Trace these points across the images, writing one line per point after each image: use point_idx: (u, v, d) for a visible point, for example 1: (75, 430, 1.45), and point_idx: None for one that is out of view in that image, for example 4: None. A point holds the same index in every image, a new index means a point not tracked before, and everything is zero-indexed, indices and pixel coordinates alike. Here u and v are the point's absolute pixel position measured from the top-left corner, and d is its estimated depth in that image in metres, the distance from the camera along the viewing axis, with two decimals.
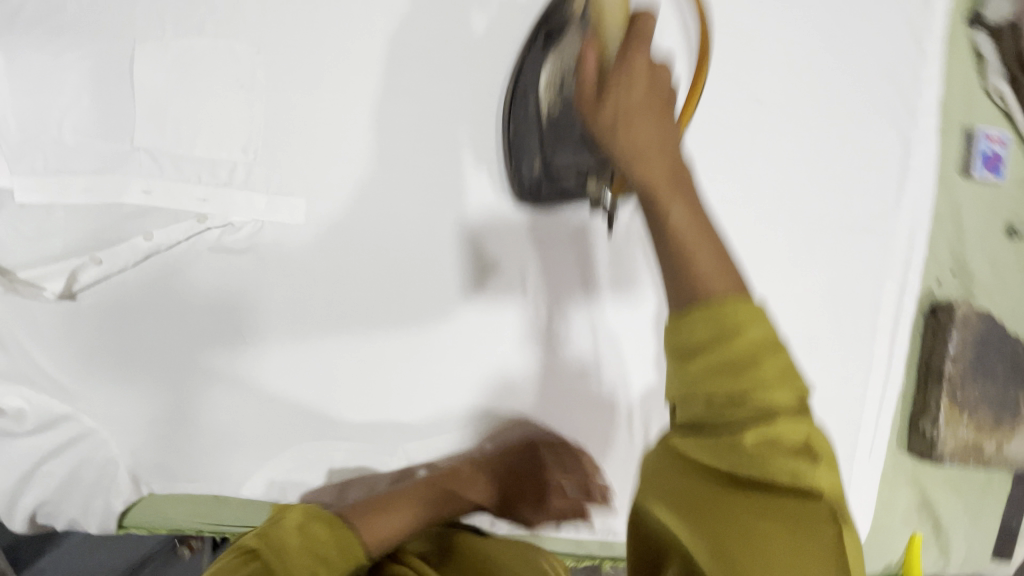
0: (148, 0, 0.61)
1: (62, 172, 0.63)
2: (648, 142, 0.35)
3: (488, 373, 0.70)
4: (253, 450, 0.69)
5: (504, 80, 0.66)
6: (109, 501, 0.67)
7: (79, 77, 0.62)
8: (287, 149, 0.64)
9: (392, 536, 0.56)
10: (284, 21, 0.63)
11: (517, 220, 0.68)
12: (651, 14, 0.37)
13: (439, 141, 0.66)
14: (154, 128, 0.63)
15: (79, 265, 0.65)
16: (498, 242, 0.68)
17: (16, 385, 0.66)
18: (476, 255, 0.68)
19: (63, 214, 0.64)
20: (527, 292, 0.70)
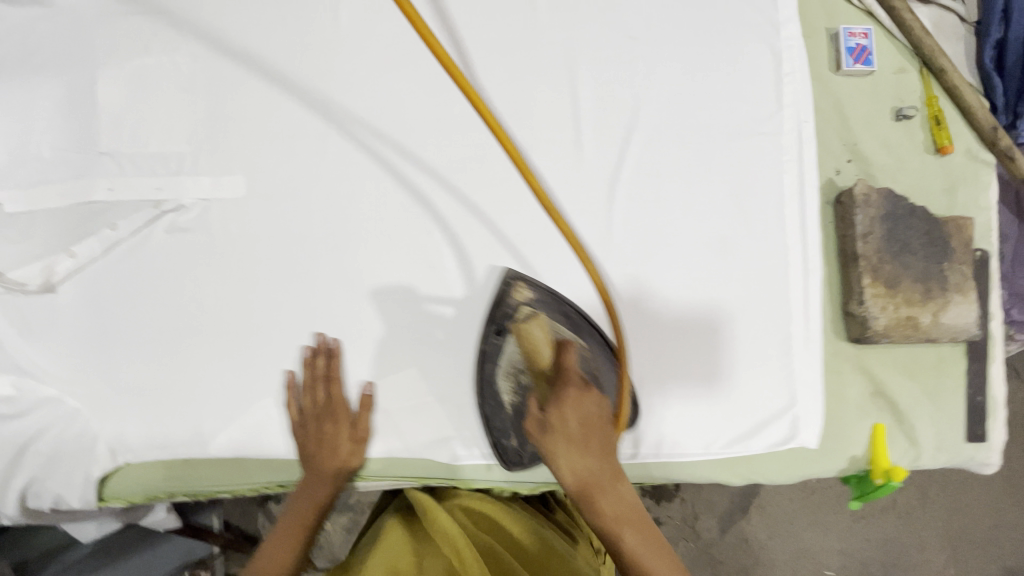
0: (104, 33, 0.74)
1: (42, 182, 0.74)
2: (610, 502, 0.56)
3: (425, 314, 0.74)
4: (215, 411, 0.73)
5: (406, 54, 0.76)
6: (88, 473, 0.73)
7: (52, 102, 0.74)
8: (226, 136, 0.74)
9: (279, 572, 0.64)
10: (216, 34, 0.75)
11: (434, 170, 0.75)
12: (571, 363, 0.60)
13: (356, 111, 0.75)
14: (114, 135, 0.74)
15: (56, 259, 0.74)
16: (420, 190, 0.75)
17: (5, 374, 0.74)
18: (402, 204, 0.75)
19: (44, 218, 0.75)
20: (453, 232, 0.75)
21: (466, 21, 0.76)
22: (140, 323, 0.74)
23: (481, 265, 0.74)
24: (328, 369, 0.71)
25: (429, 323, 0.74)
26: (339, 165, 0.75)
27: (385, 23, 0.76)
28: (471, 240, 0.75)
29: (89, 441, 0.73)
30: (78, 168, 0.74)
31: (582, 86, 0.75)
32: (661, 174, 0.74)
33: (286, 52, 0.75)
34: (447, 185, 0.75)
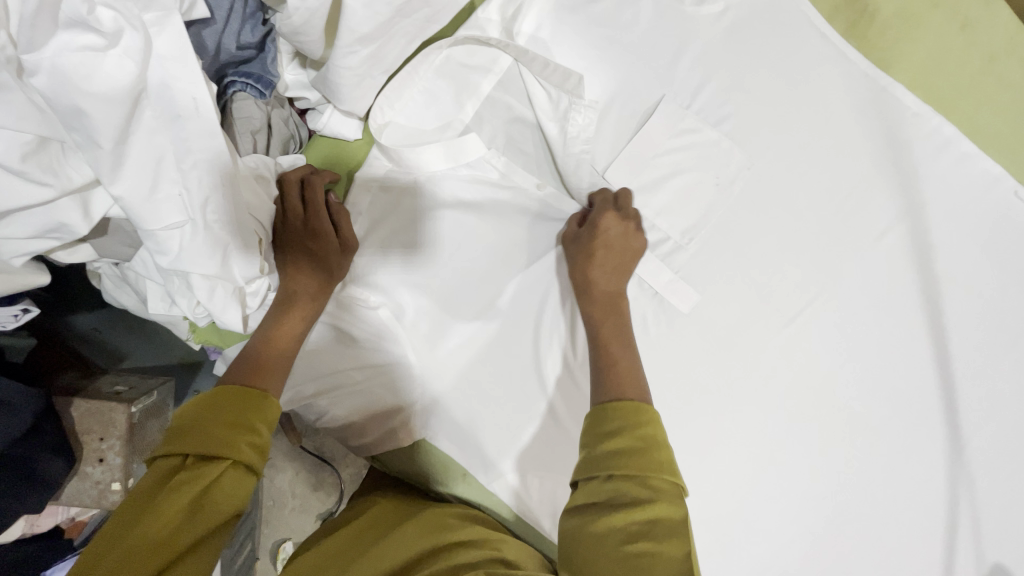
0: (696, 72, 0.67)
1: (540, 146, 0.69)
2: None
3: (739, 518, 0.72)
4: (521, 450, 0.71)
5: (904, 308, 0.71)
6: (393, 430, 0.70)
7: (599, 91, 0.68)
8: (714, 251, 0.70)
9: (594, 283, 0.66)
10: (783, 159, 0.69)
11: (839, 418, 0.72)
12: None
13: (825, 317, 0.71)
14: (628, 169, 0.68)
15: (483, 214, 0.69)
16: (815, 425, 0.72)
17: (371, 289, 0.68)
18: (791, 424, 0.72)
19: (521, 179, 0.69)
20: (809, 478, 0.72)
21: (976, 329, 0.71)
22: (544, 334, 0.72)
23: (805, 522, 0.72)
24: (889, 535, 0.72)
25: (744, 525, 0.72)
26: (823, 382, 0.72)
27: (904, 265, 0.70)
28: (817, 496, 0.72)
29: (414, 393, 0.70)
30: (637, 181, 0.69)
31: (1007, 456, 0.72)
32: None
33: (896, 249, 0.70)
34: (836, 439, 0.72)
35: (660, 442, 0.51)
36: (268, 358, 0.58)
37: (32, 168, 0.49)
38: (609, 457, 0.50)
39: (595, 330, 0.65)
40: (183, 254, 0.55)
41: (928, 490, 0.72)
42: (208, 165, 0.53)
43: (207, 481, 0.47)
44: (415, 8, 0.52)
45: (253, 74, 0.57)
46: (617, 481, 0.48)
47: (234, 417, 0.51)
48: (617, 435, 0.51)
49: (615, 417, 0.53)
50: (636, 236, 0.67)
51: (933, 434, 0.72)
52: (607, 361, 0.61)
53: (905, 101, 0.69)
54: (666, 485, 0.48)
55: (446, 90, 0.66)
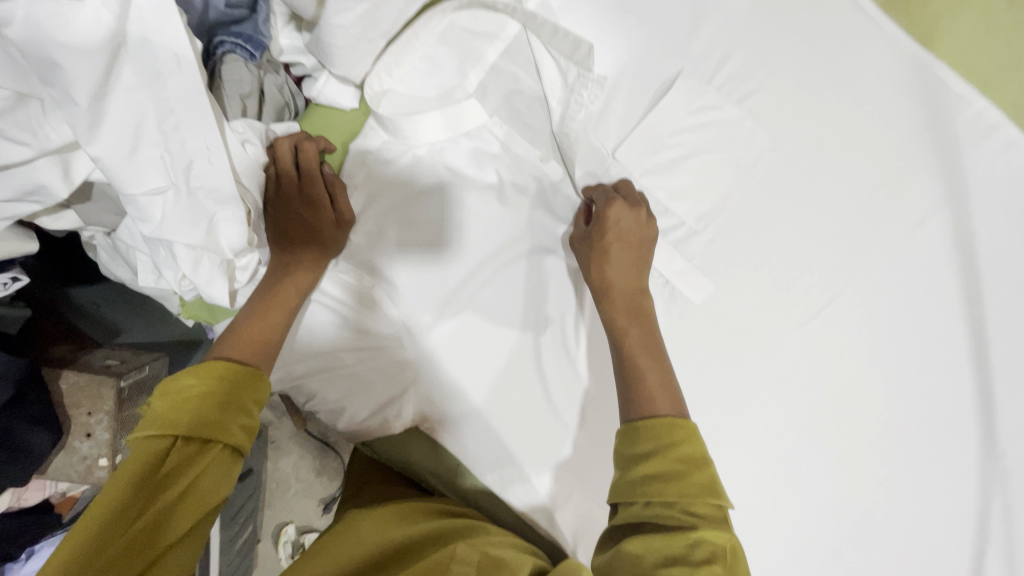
0: (719, 45, 0.62)
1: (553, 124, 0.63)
2: None
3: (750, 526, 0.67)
4: (520, 444, 0.67)
5: (938, 306, 0.65)
6: (386, 416, 0.68)
7: (614, 64, 0.63)
8: (731, 239, 0.66)
9: (613, 279, 0.62)
10: (810, 141, 0.64)
11: (861, 423, 0.67)
12: None
13: (850, 313, 0.66)
14: (642, 148, 0.64)
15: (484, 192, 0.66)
16: (835, 429, 0.67)
17: (366, 269, 0.66)
18: (809, 427, 0.67)
19: (528, 156, 0.65)
20: (826, 486, 0.67)
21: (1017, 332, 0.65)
22: (547, 319, 0.69)
23: (820, 533, 0.67)
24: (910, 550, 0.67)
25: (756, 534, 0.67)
26: (846, 384, 0.67)
27: (940, 260, 0.65)
28: (835, 506, 0.67)
29: (409, 378, 0.68)
30: (652, 162, 0.64)
31: None
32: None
33: (931, 242, 0.65)
34: (858, 445, 0.67)
35: (701, 462, 0.47)
36: (258, 331, 0.55)
37: (8, 126, 0.47)
38: (641, 482, 0.46)
39: (618, 333, 0.61)
40: (167, 223, 0.52)
41: (957, 504, 0.67)
42: (193, 129, 0.50)
43: (196, 463, 0.45)
44: None
45: (243, 35, 0.54)
46: (655, 507, 0.45)
47: (226, 396, 0.48)
48: (653, 457, 0.48)
49: (645, 438, 0.49)
50: (649, 224, 0.63)
51: (964, 444, 0.66)
52: (633, 373, 0.57)
53: (948, 80, 0.63)
54: (708, 509, 0.45)
55: (448, 59, 0.62)
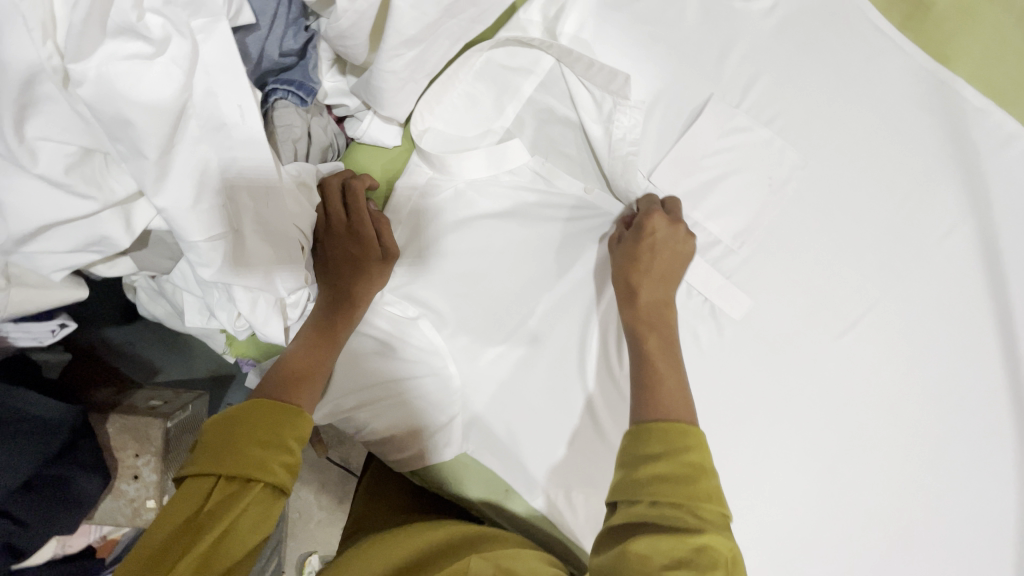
0: (747, 69, 0.65)
1: (585, 150, 0.67)
2: None
3: (793, 532, 0.69)
4: (569, 465, 0.68)
5: (972, 313, 0.67)
6: (438, 445, 0.68)
7: (645, 92, 0.65)
8: (767, 254, 0.67)
9: (638, 287, 0.63)
10: (838, 158, 0.66)
11: (903, 430, 0.68)
12: None
13: (886, 322, 0.67)
14: (675, 171, 0.66)
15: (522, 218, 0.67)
16: (877, 437, 0.68)
17: (411, 300, 0.67)
18: (851, 436, 0.68)
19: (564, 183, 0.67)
20: (871, 492, 0.68)
21: None
22: (591, 341, 0.69)
23: (866, 538, 0.69)
24: (954, 551, 0.68)
25: (798, 540, 0.69)
26: (885, 392, 0.68)
27: (971, 265, 0.66)
28: (880, 512, 0.68)
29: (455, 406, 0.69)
30: (685, 184, 0.66)
31: None
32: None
33: (962, 250, 0.66)
34: (901, 450, 0.68)
35: (708, 470, 0.48)
36: (302, 370, 0.57)
37: (75, 180, 0.48)
38: (652, 481, 0.47)
39: (637, 337, 0.62)
40: (228, 268, 0.53)
41: (1001, 506, 0.68)
42: (252, 176, 0.52)
43: (238, 503, 0.45)
44: (464, 8, 0.50)
45: (293, 81, 0.55)
46: (661, 507, 0.45)
47: (268, 435, 0.49)
48: (663, 458, 0.48)
49: (655, 440, 0.50)
50: (687, 240, 0.64)
51: (1007, 448, 0.67)
52: (652, 380, 0.58)
53: (968, 94, 0.65)
54: (715, 516, 0.45)
55: (485, 94, 0.64)
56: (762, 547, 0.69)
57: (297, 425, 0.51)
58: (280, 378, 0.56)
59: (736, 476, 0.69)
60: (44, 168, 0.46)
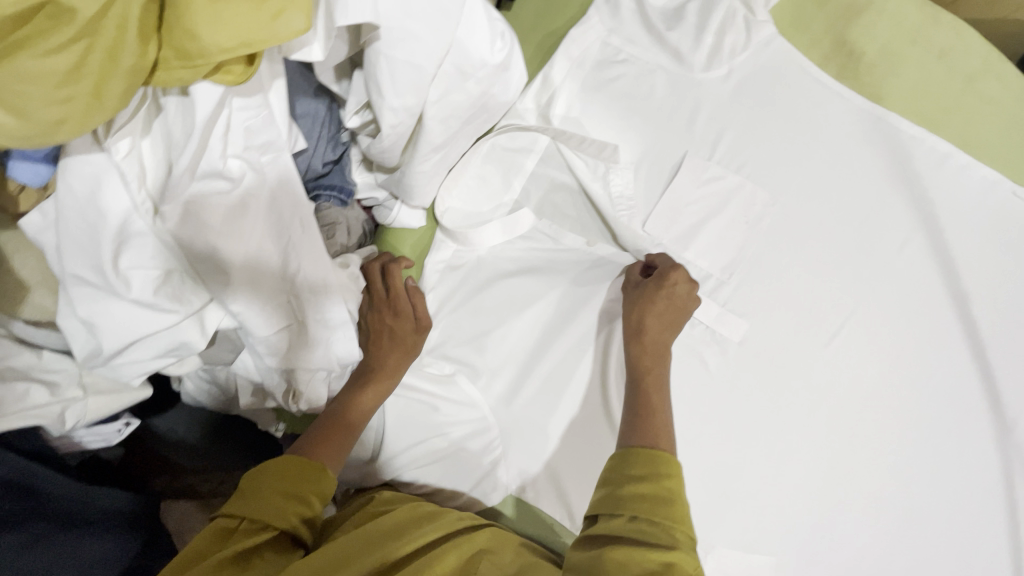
0: (714, 127, 0.75)
1: (585, 210, 0.76)
2: None
3: (811, 524, 0.77)
4: None
5: (934, 310, 0.77)
6: (485, 487, 0.76)
7: (630, 155, 0.75)
8: (754, 281, 0.76)
9: (643, 322, 0.70)
10: (802, 192, 0.76)
11: (892, 419, 0.77)
12: None
13: (863, 327, 0.77)
14: (665, 219, 0.75)
15: (538, 276, 0.75)
16: (870, 429, 0.77)
17: (450, 360, 0.75)
18: (848, 430, 0.77)
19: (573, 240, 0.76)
20: (873, 479, 0.77)
21: (1004, 321, 0.77)
22: (613, 377, 0.75)
23: (877, 521, 0.77)
24: (958, 524, 0.76)
25: (816, 530, 0.77)
26: (871, 388, 0.77)
27: (927, 270, 0.77)
28: (883, 496, 0.77)
29: (495, 455, 0.76)
30: (675, 229, 0.76)
31: None
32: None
33: (917, 258, 0.77)
34: (893, 438, 0.77)
35: (680, 498, 0.56)
36: (337, 429, 0.63)
37: (162, 299, 0.54)
38: (637, 499, 0.55)
39: (639, 368, 0.69)
40: (292, 352, 0.61)
41: (987, 477, 0.77)
42: (311, 274, 0.59)
43: (257, 543, 0.55)
44: (479, 115, 0.60)
45: (335, 186, 0.64)
46: (639, 524, 0.54)
47: (290, 487, 0.58)
48: (645, 480, 0.56)
49: (641, 461, 0.58)
50: (691, 294, 0.72)
51: (982, 424, 0.77)
52: (646, 409, 0.65)
53: (903, 127, 0.77)
54: (685, 538, 0.54)
55: (494, 172, 0.74)
56: (783, 539, 0.77)
57: (315, 482, 0.59)
58: (320, 433, 0.62)
59: (753, 479, 0.77)
60: (136, 292, 0.53)
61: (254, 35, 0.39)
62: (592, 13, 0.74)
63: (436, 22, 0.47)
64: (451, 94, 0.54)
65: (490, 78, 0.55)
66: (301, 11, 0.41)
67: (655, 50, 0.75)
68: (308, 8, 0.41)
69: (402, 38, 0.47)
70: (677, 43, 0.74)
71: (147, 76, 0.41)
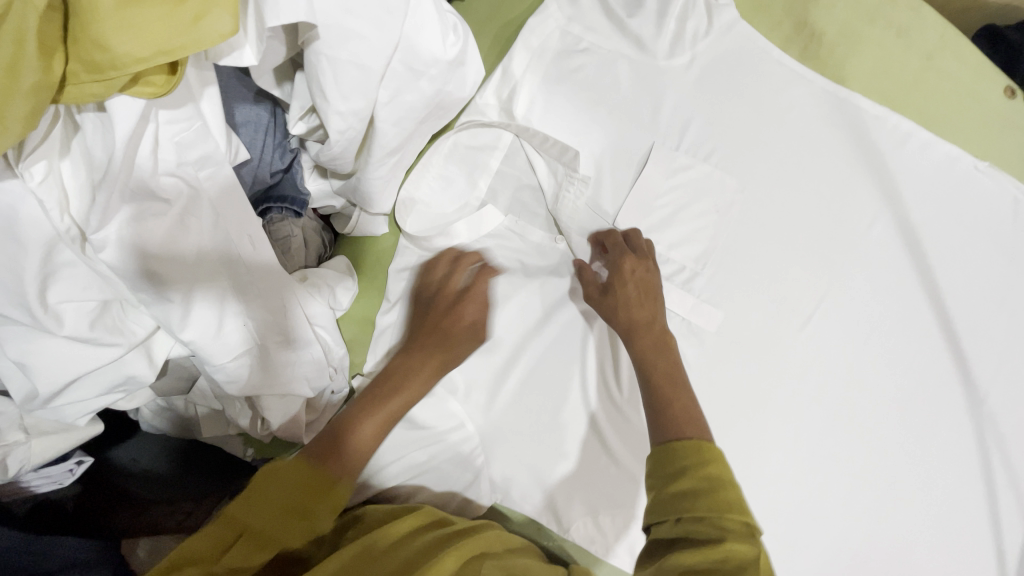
0: (679, 115, 0.73)
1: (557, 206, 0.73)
2: None
3: (795, 507, 0.77)
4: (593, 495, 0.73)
5: (903, 288, 0.78)
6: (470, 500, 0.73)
7: (596, 148, 0.73)
8: (728, 270, 0.76)
9: (636, 317, 0.68)
10: (770, 176, 0.75)
11: (867, 398, 0.78)
12: None
13: (836, 309, 0.77)
14: (636, 211, 0.73)
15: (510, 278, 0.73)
16: (847, 409, 0.78)
17: None
18: (826, 412, 0.77)
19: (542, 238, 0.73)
20: (852, 458, 0.77)
21: (970, 294, 0.78)
22: (591, 378, 0.73)
23: (859, 499, 0.77)
24: (935, 495, 0.78)
25: (801, 512, 0.77)
26: (847, 369, 0.77)
27: (895, 248, 0.77)
28: (863, 473, 0.77)
29: (478, 463, 0.73)
30: (646, 221, 0.74)
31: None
32: (1015, 533, 0.78)
33: (885, 238, 0.77)
34: (869, 417, 0.78)
35: (728, 481, 0.50)
36: (351, 440, 0.56)
37: (101, 332, 0.50)
38: (680, 499, 0.50)
39: (645, 372, 0.65)
40: (253, 379, 0.57)
41: (961, 448, 0.78)
42: (267, 292, 0.55)
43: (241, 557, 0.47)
44: (435, 115, 0.56)
45: (286, 198, 0.61)
46: (687, 523, 0.49)
47: (292, 498, 0.50)
48: (687, 474, 0.51)
49: (683, 453, 0.53)
50: (650, 264, 0.71)
51: (954, 396, 0.78)
52: (623, 401, 0.63)
53: (866, 106, 0.76)
54: (738, 525, 0.48)
55: (455, 172, 0.70)
56: (770, 525, 0.77)
57: (322, 492, 0.52)
58: (335, 445, 0.55)
59: (738, 467, 0.76)
60: (70, 328, 0.49)
61: (175, 41, 0.35)
62: (549, 0, 0.71)
63: (379, 19, 0.44)
64: (402, 95, 0.51)
65: (444, 75, 0.52)
66: (226, 11, 0.37)
67: (616, 38, 0.72)
68: (235, 9, 0.37)
69: (342, 38, 0.43)
70: (639, 30, 0.72)
71: (54, 93, 0.36)
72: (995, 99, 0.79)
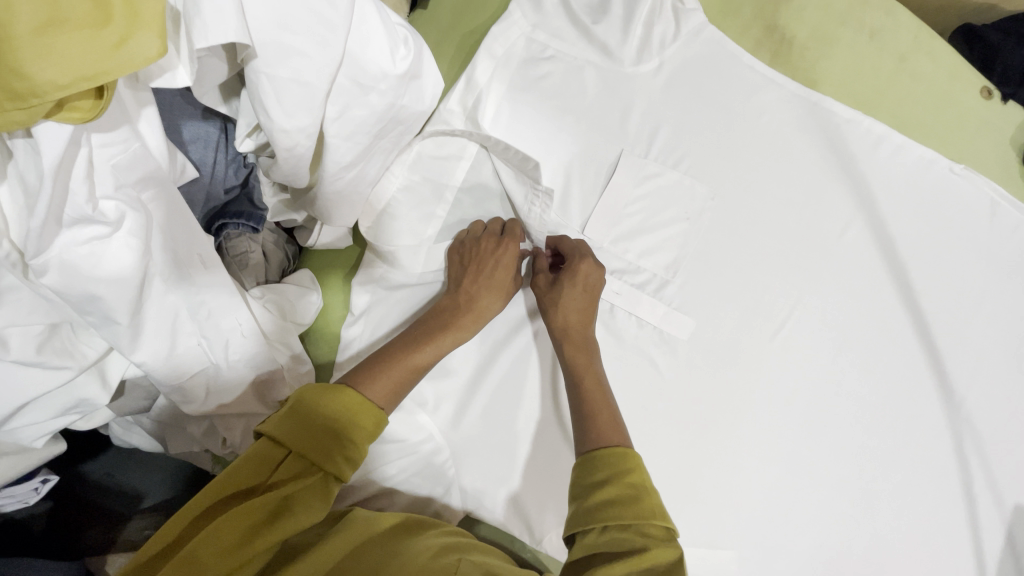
0: (647, 122, 0.73)
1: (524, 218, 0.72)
2: None
3: (771, 514, 0.76)
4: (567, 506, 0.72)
5: (877, 293, 0.77)
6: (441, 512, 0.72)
7: (564, 156, 0.72)
8: (700, 278, 0.75)
9: (562, 317, 0.67)
10: (741, 182, 0.74)
11: (842, 404, 0.77)
12: None
13: (810, 314, 0.76)
14: (605, 219, 0.73)
15: None
16: (822, 415, 0.77)
17: None
18: (801, 419, 0.77)
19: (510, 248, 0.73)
20: (828, 464, 0.77)
21: (946, 298, 0.77)
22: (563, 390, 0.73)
23: (835, 505, 0.77)
24: (912, 500, 0.77)
25: (777, 519, 0.76)
26: (821, 375, 0.77)
27: (869, 252, 0.76)
28: (839, 479, 0.77)
29: (450, 474, 0.73)
30: (615, 229, 0.73)
31: (1001, 407, 0.78)
32: (994, 538, 0.77)
33: (859, 242, 0.76)
34: (844, 422, 0.77)
35: (649, 489, 0.54)
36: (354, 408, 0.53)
37: (49, 356, 0.49)
38: (602, 507, 0.52)
39: (576, 375, 0.65)
40: (212, 396, 0.57)
41: (938, 452, 0.77)
42: (221, 309, 0.54)
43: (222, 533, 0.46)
44: (390, 129, 0.55)
45: (243, 213, 0.59)
46: (612, 531, 0.51)
47: (272, 471, 0.49)
48: (608, 484, 0.54)
49: (601, 466, 0.55)
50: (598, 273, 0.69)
51: (930, 400, 0.78)
52: (586, 412, 0.62)
53: (839, 109, 0.75)
54: (659, 530, 0.51)
55: (421, 184, 0.69)
56: (746, 532, 0.76)
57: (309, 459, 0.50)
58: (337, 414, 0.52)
59: (713, 474, 0.76)
60: (17, 353, 0.47)
61: (96, 66, 0.35)
62: (513, 8, 0.71)
63: (320, 36, 0.43)
64: (352, 110, 0.50)
65: (395, 89, 0.51)
66: (153, 34, 0.36)
67: (582, 45, 0.72)
68: (162, 32, 0.37)
69: (282, 55, 0.42)
70: (604, 37, 0.71)
71: None
72: (970, 100, 0.78)
